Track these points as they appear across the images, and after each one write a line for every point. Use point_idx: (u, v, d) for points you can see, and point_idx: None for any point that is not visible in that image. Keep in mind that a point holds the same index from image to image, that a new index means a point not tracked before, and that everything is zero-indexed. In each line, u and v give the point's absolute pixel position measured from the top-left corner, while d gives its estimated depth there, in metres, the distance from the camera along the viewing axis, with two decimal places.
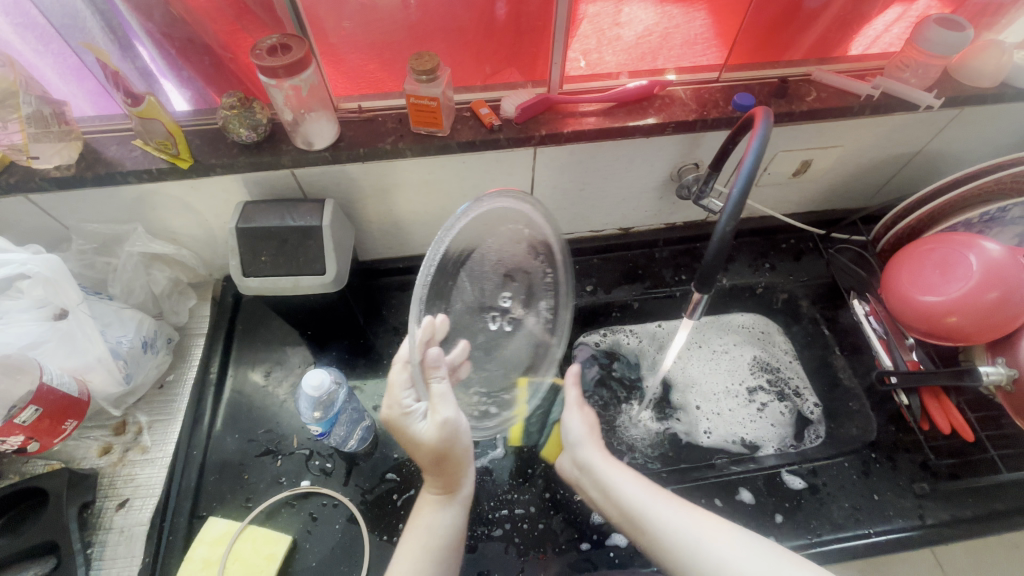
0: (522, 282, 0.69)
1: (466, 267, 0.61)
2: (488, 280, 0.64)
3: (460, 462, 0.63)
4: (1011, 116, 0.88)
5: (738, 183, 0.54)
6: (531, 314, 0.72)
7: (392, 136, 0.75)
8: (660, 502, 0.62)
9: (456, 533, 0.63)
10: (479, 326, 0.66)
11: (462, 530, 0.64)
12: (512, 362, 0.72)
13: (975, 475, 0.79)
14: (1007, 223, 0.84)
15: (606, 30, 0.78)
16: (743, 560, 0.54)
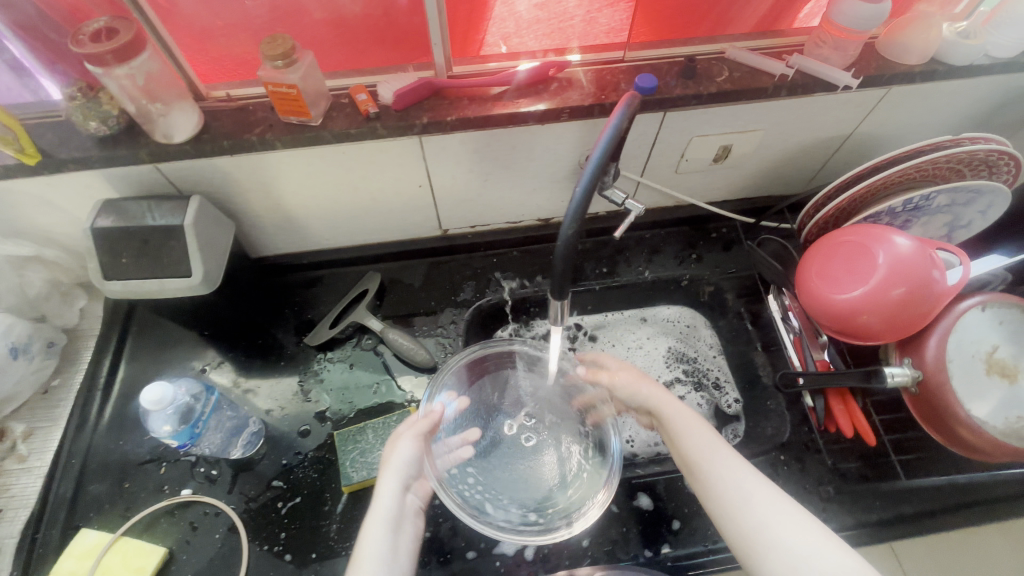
0: (550, 415, 0.83)
1: (494, 376, 0.84)
2: (513, 411, 0.84)
3: (389, 476, 0.65)
4: (945, 94, 0.81)
5: (584, 180, 0.50)
6: (559, 446, 0.80)
7: (260, 127, 0.69)
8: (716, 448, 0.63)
9: (388, 556, 0.60)
10: (493, 429, 0.82)
11: (393, 560, 0.61)
12: (527, 480, 0.77)
13: (884, 479, 0.75)
14: (931, 211, 0.79)
15: (525, 13, 0.75)
16: (785, 525, 0.55)
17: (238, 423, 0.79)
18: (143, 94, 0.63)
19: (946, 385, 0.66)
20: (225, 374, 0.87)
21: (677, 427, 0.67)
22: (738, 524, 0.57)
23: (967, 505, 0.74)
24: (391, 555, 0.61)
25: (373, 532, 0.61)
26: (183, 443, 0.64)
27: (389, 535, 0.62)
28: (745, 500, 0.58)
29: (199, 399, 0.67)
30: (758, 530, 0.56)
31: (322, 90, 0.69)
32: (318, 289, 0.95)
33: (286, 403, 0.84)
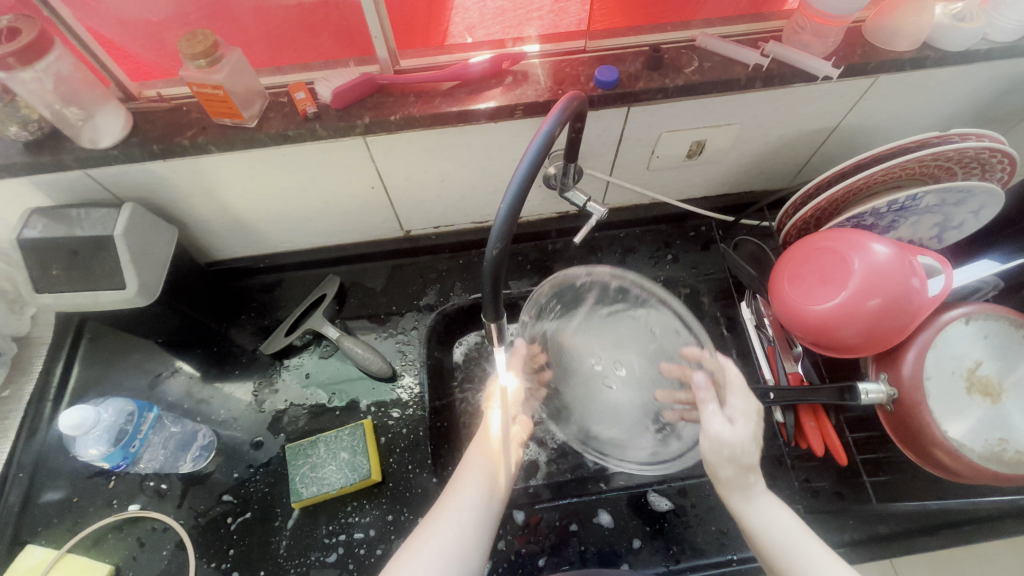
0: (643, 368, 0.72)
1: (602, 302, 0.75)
2: (613, 350, 0.74)
3: (493, 413, 0.71)
4: (942, 82, 0.74)
5: (510, 196, 0.46)
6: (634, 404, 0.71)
7: (192, 129, 0.65)
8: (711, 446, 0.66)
9: (491, 470, 0.63)
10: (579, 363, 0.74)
11: (494, 474, 0.63)
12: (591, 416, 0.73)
13: (857, 500, 0.71)
14: (919, 212, 0.73)
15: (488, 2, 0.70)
16: None
17: (185, 436, 0.77)
18: (58, 98, 0.59)
19: (922, 406, 0.61)
20: (182, 380, 0.85)
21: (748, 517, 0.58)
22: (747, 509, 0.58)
23: (946, 525, 0.70)
24: (492, 468, 0.63)
25: (476, 451, 0.66)
26: (118, 463, 0.68)
27: (491, 454, 0.65)
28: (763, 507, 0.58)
29: (133, 419, 0.70)
30: None
31: (255, 89, 0.64)
32: (276, 294, 0.92)
33: (240, 414, 0.82)
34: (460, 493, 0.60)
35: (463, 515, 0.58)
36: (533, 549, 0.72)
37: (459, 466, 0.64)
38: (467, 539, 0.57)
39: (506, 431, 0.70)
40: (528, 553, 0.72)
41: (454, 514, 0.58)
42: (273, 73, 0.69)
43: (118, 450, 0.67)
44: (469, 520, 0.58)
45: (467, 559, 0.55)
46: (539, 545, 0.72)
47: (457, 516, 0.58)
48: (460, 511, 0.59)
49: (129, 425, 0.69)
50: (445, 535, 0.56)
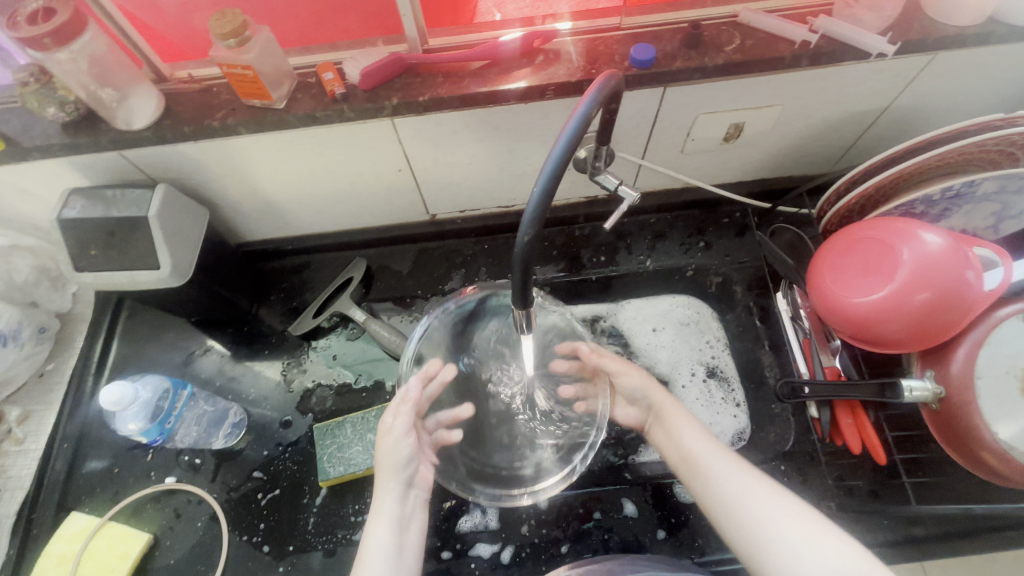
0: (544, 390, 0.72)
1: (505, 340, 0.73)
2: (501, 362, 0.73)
3: (388, 477, 0.62)
4: (1008, 59, 0.69)
5: (542, 179, 0.44)
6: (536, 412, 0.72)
7: (223, 111, 0.65)
8: (716, 451, 0.61)
9: (393, 556, 0.58)
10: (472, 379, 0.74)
11: (400, 558, 0.59)
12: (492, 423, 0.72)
13: (894, 500, 0.69)
14: (975, 200, 0.69)
15: None
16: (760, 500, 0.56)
17: (218, 414, 0.79)
18: (93, 79, 0.60)
19: (971, 406, 0.59)
20: (214, 358, 0.87)
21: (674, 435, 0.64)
22: (739, 528, 0.55)
23: (990, 529, 0.67)
24: (396, 555, 0.58)
25: (375, 531, 0.60)
26: (155, 437, 0.72)
27: (396, 536, 0.60)
28: (763, 520, 0.54)
29: (169, 396, 0.73)
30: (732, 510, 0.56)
31: (284, 71, 0.64)
32: (304, 276, 0.93)
33: (269, 393, 0.83)
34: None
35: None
36: (557, 536, 0.72)
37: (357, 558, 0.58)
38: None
39: (404, 499, 0.63)
40: (551, 540, 0.72)
41: None
42: (302, 53, 0.68)
43: (153, 425, 0.70)
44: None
45: None
46: (562, 532, 0.72)
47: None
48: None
49: (166, 402, 0.73)
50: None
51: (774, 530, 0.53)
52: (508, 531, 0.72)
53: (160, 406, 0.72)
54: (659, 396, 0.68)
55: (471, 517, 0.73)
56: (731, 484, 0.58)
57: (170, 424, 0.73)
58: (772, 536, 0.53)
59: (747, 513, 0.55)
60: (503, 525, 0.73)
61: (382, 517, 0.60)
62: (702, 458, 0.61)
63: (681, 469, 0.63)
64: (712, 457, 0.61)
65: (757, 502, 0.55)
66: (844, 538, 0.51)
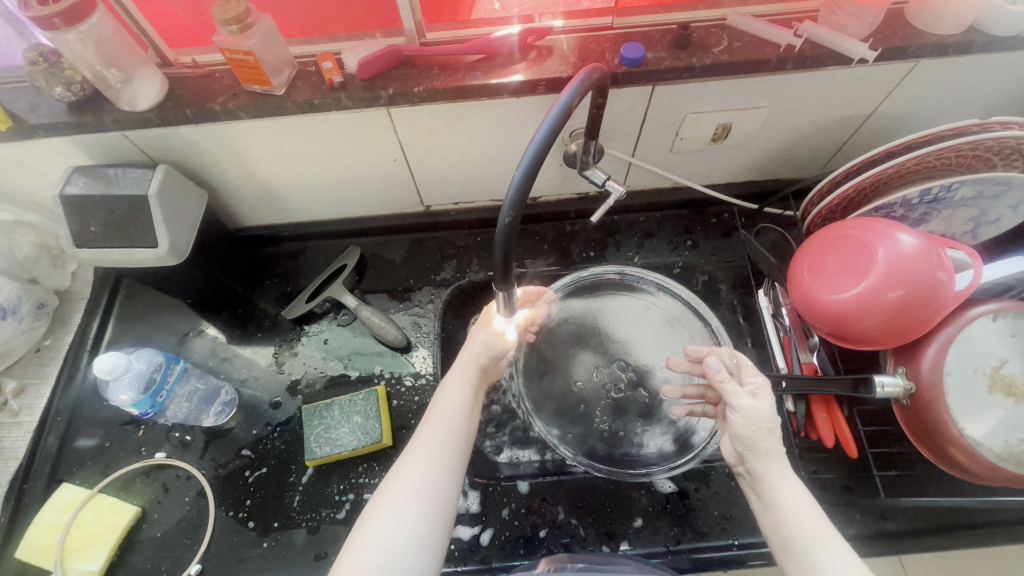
0: (626, 390, 0.79)
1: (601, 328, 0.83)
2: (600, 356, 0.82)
3: (473, 347, 0.66)
4: (987, 69, 0.71)
5: (525, 161, 0.46)
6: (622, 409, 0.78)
7: (224, 95, 0.67)
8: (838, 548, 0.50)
9: (464, 411, 0.61)
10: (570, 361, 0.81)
11: (467, 413, 0.62)
12: (571, 407, 0.79)
13: (866, 494, 0.70)
14: (953, 204, 0.70)
15: None
16: None
17: (209, 392, 0.81)
18: (100, 60, 0.62)
19: (939, 402, 0.60)
20: (208, 340, 0.88)
21: (774, 497, 0.55)
22: None
23: (957, 526, 0.68)
24: (467, 412, 0.62)
25: (453, 389, 0.63)
26: (146, 410, 0.73)
27: (466, 393, 0.63)
28: None
29: (161, 369, 0.75)
30: None
31: (285, 58, 0.66)
32: (299, 261, 0.95)
33: (261, 374, 0.85)
34: (431, 432, 0.58)
35: (422, 484, 0.54)
36: (536, 521, 0.74)
37: (429, 407, 0.62)
38: (431, 503, 0.54)
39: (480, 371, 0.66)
40: (530, 524, 0.74)
41: (421, 460, 0.56)
42: (302, 43, 0.71)
43: (145, 397, 0.72)
44: (435, 470, 0.56)
45: (442, 500, 0.54)
46: (541, 517, 0.74)
47: (407, 507, 0.53)
48: (401, 501, 0.53)
49: (158, 375, 0.74)
50: (388, 522, 0.52)
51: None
52: (489, 514, 0.74)
53: (152, 379, 0.74)
54: (768, 462, 0.57)
55: None
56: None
57: (161, 398, 0.74)
58: None
59: None
60: (484, 508, 0.75)
61: (456, 373, 0.65)
62: (819, 553, 0.50)
63: (784, 558, 0.53)
64: (831, 559, 0.50)
65: None
66: None
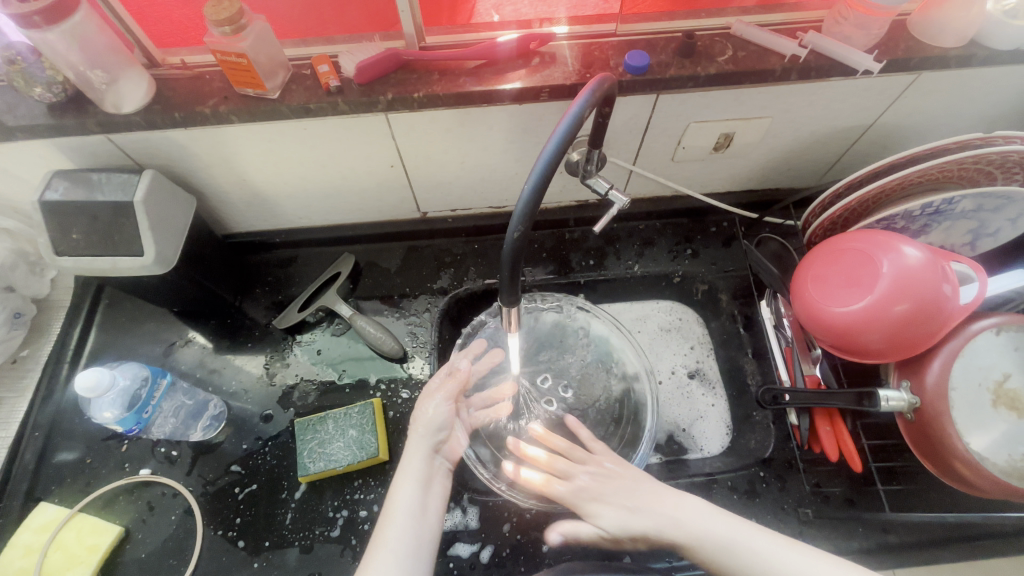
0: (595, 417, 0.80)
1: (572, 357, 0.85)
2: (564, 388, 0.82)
3: (420, 437, 0.66)
4: (987, 82, 0.71)
5: (533, 178, 0.45)
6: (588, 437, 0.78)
7: (215, 98, 0.64)
8: (766, 544, 0.56)
9: (414, 513, 0.60)
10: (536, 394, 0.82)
11: (422, 517, 0.60)
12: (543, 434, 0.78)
13: (868, 508, 0.70)
14: (953, 217, 0.71)
15: None
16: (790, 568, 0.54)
17: (197, 406, 0.78)
18: (85, 60, 0.59)
19: (945, 415, 0.60)
20: (196, 350, 0.85)
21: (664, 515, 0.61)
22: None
23: (958, 539, 0.68)
24: (419, 511, 0.60)
25: (403, 490, 0.61)
26: (131, 427, 0.70)
27: (419, 495, 0.61)
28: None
29: (147, 384, 0.72)
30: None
31: (279, 61, 0.64)
32: (290, 269, 0.92)
33: (250, 386, 0.82)
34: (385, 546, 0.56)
35: None
36: (537, 537, 0.72)
37: (380, 518, 0.60)
38: None
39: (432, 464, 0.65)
40: (531, 540, 0.72)
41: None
42: (297, 44, 0.68)
43: (130, 415, 0.69)
44: None
45: None
46: (542, 532, 0.72)
47: None
48: None
49: (143, 391, 0.71)
50: None
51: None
52: (489, 531, 0.72)
53: (139, 396, 0.71)
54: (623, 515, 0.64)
55: (452, 516, 0.73)
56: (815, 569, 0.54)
57: (146, 415, 0.71)
58: None
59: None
60: (483, 525, 0.73)
61: (405, 472, 0.63)
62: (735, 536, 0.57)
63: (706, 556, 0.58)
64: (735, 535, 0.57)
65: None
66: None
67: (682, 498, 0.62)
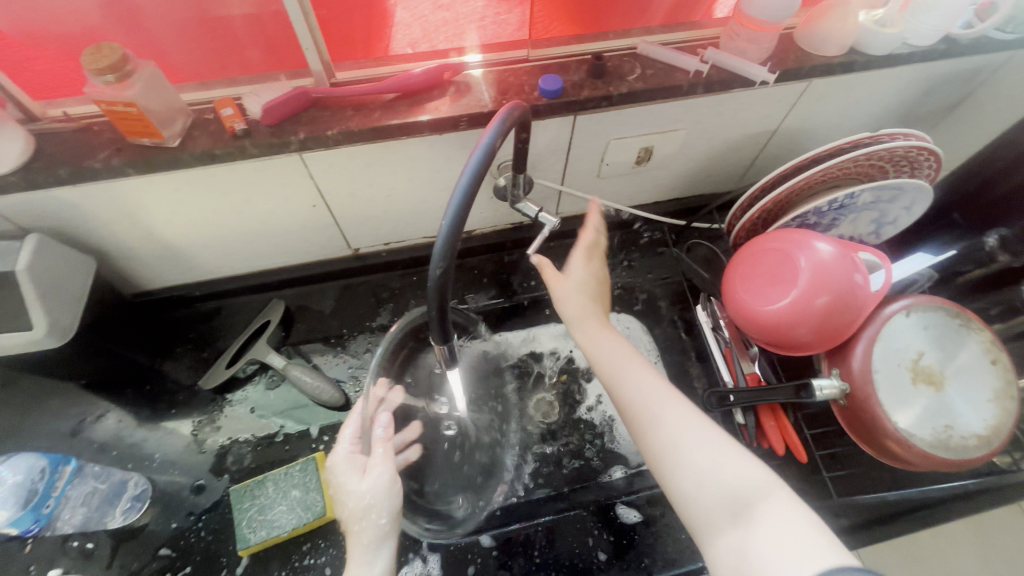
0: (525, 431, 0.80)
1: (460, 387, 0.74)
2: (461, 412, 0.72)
3: (369, 546, 0.56)
4: (870, 85, 0.77)
5: (451, 215, 0.44)
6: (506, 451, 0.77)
7: (106, 151, 0.59)
8: (700, 445, 0.51)
9: None
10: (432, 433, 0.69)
11: None
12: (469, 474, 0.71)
13: (819, 496, 0.72)
14: (857, 210, 0.75)
15: (429, 15, 0.67)
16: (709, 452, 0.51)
17: (113, 489, 0.71)
18: None
19: (872, 398, 0.63)
20: (110, 425, 0.77)
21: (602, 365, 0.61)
22: (685, 465, 0.51)
23: (901, 514, 0.72)
24: None
25: None
26: (29, 526, 0.64)
27: None
28: (694, 457, 0.51)
29: (45, 476, 0.66)
30: (668, 450, 0.52)
31: (174, 108, 0.60)
32: (215, 324, 0.86)
33: (177, 456, 0.75)
34: None
35: None
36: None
37: None
38: None
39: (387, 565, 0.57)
40: None
41: None
42: (197, 88, 0.64)
43: (26, 513, 0.64)
44: None
45: None
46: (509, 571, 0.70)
47: None
48: None
49: (40, 485, 0.66)
50: None
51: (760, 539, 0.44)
52: None
53: (36, 490, 0.65)
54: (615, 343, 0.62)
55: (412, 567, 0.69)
56: (734, 474, 0.49)
57: (49, 509, 0.66)
58: (746, 499, 0.47)
59: (681, 458, 0.51)
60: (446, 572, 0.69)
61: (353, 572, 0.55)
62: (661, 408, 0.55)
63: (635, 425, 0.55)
64: (666, 407, 0.55)
65: (732, 470, 0.49)
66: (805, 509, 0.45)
67: (665, 385, 0.57)
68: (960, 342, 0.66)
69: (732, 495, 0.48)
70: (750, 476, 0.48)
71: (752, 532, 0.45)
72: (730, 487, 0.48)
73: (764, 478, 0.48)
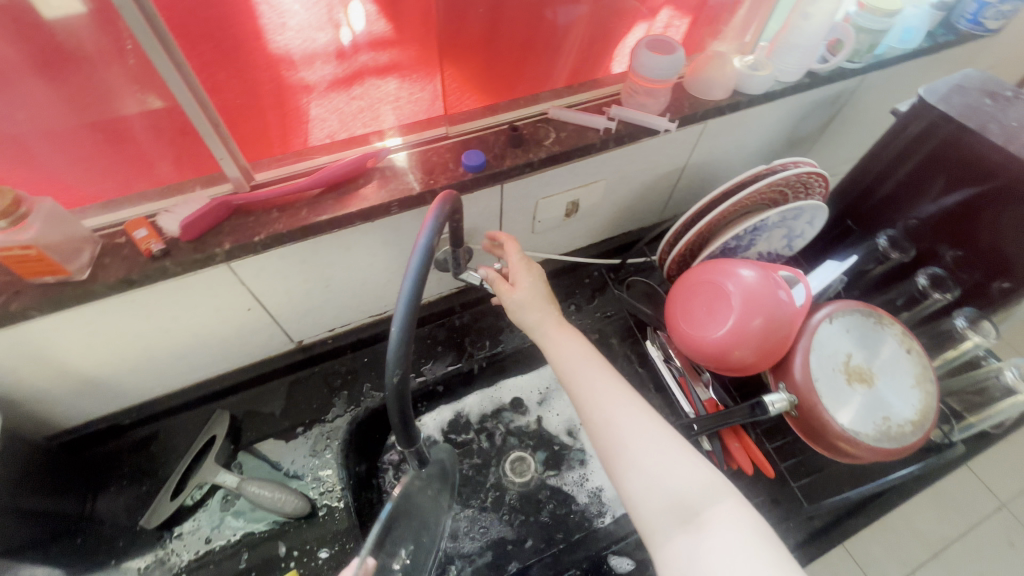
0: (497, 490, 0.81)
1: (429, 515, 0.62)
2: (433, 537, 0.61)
3: None
4: (757, 119, 0.86)
5: (397, 323, 0.44)
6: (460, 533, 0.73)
7: (4, 296, 0.54)
8: (658, 446, 0.54)
9: None
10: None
11: None
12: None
13: (791, 504, 0.76)
14: (770, 228, 0.82)
15: (346, 108, 0.66)
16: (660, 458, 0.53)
17: None
18: None
19: (818, 405, 0.67)
20: None
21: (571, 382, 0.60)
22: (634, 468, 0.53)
23: (862, 503, 0.77)
24: None
25: None
26: None
27: None
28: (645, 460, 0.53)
29: None
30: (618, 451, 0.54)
31: (79, 240, 0.56)
32: (151, 450, 0.78)
33: None
34: None
35: None
36: None
37: None
38: None
39: None
40: None
41: None
42: (101, 210, 0.60)
43: None
44: None
45: None
46: None
47: None
48: None
49: None
50: None
51: (710, 542, 0.47)
52: None
53: None
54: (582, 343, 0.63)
55: None
56: (686, 480, 0.51)
57: None
58: (693, 506, 0.50)
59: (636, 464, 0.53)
60: None
61: None
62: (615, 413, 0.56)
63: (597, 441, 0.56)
64: (621, 411, 0.56)
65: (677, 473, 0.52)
66: (743, 506, 0.50)
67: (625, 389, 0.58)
68: (879, 338, 0.73)
69: (678, 501, 0.51)
70: (695, 481, 0.51)
71: (700, 538, 0.48)
72: (676, 493, 0.51)
73: (710, 482, 0.51)
